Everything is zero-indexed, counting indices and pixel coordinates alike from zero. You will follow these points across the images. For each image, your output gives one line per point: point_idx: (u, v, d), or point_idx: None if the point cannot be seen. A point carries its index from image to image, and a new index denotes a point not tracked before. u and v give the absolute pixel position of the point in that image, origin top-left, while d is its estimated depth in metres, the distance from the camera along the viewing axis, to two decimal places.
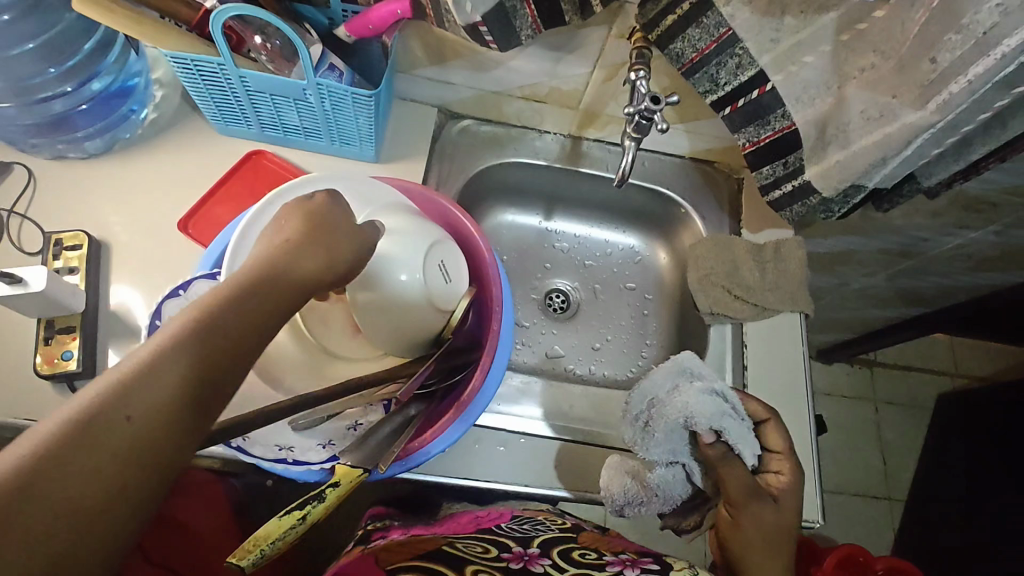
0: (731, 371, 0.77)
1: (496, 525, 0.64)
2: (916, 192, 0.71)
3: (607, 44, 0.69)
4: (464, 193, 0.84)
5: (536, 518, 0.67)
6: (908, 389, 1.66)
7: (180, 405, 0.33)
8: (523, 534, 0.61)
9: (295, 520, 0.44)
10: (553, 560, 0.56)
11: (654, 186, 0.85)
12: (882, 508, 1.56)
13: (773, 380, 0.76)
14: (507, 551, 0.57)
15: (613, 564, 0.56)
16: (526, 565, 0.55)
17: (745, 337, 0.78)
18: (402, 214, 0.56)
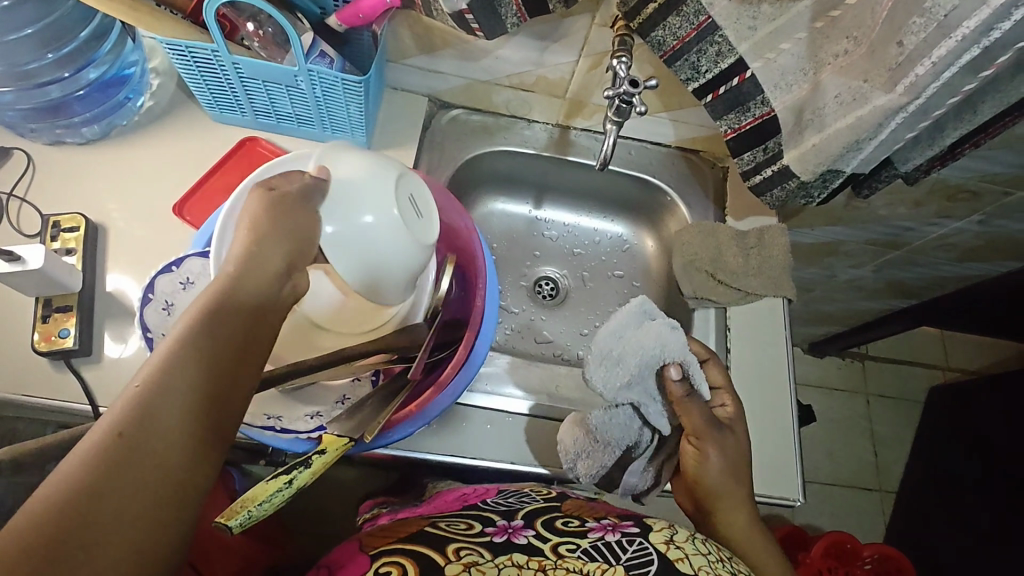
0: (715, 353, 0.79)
1: (483, 500, 0.65)
2: (894, 177, 0.73)
3: (591, 32, 0.71)
4: (455, 180, 0.86)
5: (522, 490, 0.68)
6: (899, 382, 1.67)
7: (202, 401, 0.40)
8: (509, 508, 0.62)
9: (282, 484, 0.45)
10: (536, 531, 0.57)
11: (640, 174, 0.87)
12: (874, 500, 1.57)
13: (755, 363, 0.78)
14: (491, 525, 0.58)
15: (595, 529, 0.57)
16: (509, 536, 0.56)
17: (728, 320, 0.80)
18: (357, 156, 0.55)
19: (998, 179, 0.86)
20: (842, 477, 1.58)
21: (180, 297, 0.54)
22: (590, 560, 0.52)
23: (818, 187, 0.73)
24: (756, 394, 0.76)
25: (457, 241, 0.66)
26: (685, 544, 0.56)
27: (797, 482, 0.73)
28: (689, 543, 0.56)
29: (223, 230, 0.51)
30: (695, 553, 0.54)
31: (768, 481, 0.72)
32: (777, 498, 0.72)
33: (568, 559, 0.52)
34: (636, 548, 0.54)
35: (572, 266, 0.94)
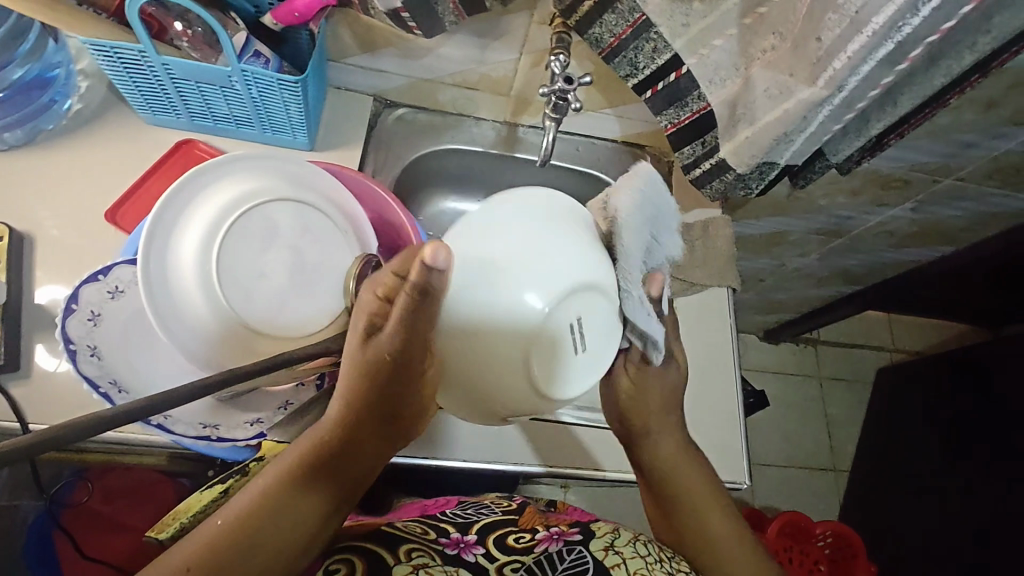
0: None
1: (440, 511, 0.65)
2: (826, 168, 0.76)
3: (531, 29, 0.72)
4: (403, 179, 0.86)
5: (482, 502, 0.68)
6: (850, 366, 1.74)
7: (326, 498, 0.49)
8: (465, 519, 0.62)
9: (216, 494, 0.48)
10: (486, 548, 0.57)
11: (589, 170, 0.88)
12: (829, 479, 1.63)
13: (703, 353, 0.80)
14: (444, 536, 0.58)
15: (543, 540, 0.58)
16: (460, 552, 0.57)
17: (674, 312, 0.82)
18: (242, 185, 0.55)
19: (926, 168, 0.91)
20: (799, 460, 1.64)
21: (109, 308, 0.52)
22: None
23: (756, 178, 0.75)
24: (703, 382, 0.78)
25: (399, 242, 0.66)
26: (625, 547, 0.59)
27: (743, 466, 0.75)
28: (629, 546, 0.59)
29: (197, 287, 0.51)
30: (632, 557, 0.57)
31: (715, 465, 0.74)
32: (724, 482, 0.74)
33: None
34: (574, 557, 0.56)
35: None
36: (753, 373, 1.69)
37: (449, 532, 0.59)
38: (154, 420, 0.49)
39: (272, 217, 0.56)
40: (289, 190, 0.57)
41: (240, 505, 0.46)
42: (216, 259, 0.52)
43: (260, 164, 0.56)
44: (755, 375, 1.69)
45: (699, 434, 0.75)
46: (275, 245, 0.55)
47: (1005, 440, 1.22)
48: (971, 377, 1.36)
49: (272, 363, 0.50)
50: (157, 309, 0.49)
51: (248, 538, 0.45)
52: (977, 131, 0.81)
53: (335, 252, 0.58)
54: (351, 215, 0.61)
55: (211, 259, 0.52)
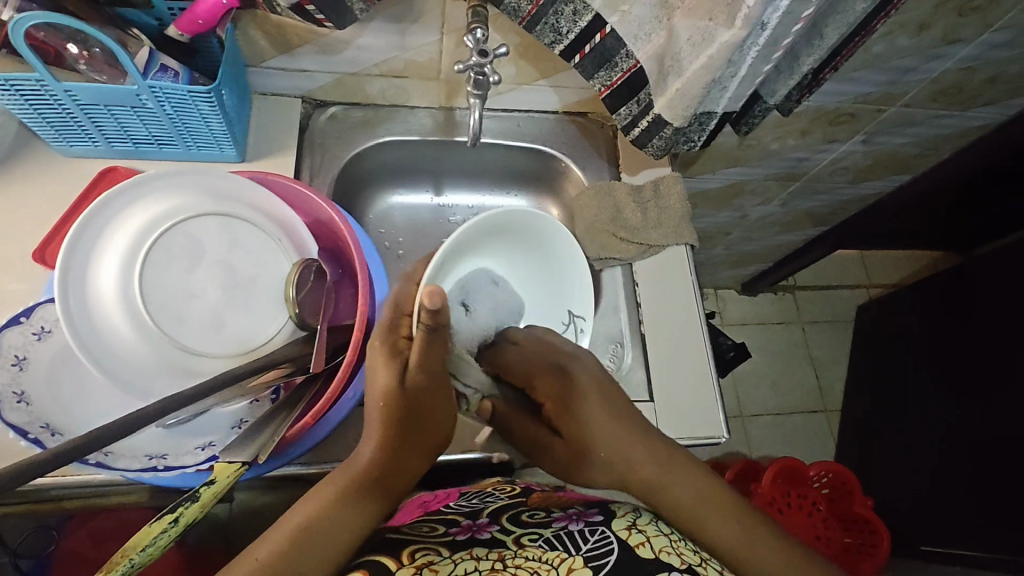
0: (627, 312, 0.79)
1: (445, 505, 0.66)
2: (766, 111, 0.75)
3: (447, 7, 0.70)
4: (343, 180, 0.83)
5: (485, 490, 0.69)
6: (830, 306, 1.75)
7: (366, 511, 0.48)
8: (473, 509, 0.63)
9: (167, 524, 0.44)
10: (501, 525, 0.57)
11: (533, 145, 0.87)
12: (822, 421, 1.65)
13: (667, 314, 0.79)
14: (455, 526, 0.58)
15: (560, 519, 0.57)
16: (473, 535, 0.56)
17: (635, 276, 0.81)
18: (156, 203, 0.53)
19: (870, 99, 0.90)
20: (791, 405, 1.65)
21: (35, 350, 0.50)
22: (551, 549, 0.52)
23: (696, 129, 0.74)
24: (671, 344, 0.77)
25: (335, 242, 0.64)
26: (648, 525, 0.55)
27: (721, 419, 0.74)
28: (651, 524, 0.56)
29: (126, 313, 0.49)
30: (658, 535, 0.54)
31: (691, 423, 0.74)
32: (703, 439, 0.73)
33: (529, 548, 0.53)
34: (597, 538, 0.54)
35: None
36: (735, 327, 1.69)
37: (460, 522, 0.59)
38: (93, 458, 0.48)
39: (198, 234, 0.54)
40: (212, 204, 0.55)
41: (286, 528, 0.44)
42: (139, 282, 0.50)
43: (176, 180, 0.54)
44: (738, 329, 1.69)
45: (673, 395, 0.75)
46: (204, 262, 0.54)
47: (987, 361, 1.23)
48: (947, 301, 1.38)
49: (220, 380, 0.49)
50: (86, 340, 0.48)
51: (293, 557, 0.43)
52: (914, 55, 0.81)
53: (271, 263, 0.57)
54: (283, 221, 0.58)
55: (138, 282, 0.50)
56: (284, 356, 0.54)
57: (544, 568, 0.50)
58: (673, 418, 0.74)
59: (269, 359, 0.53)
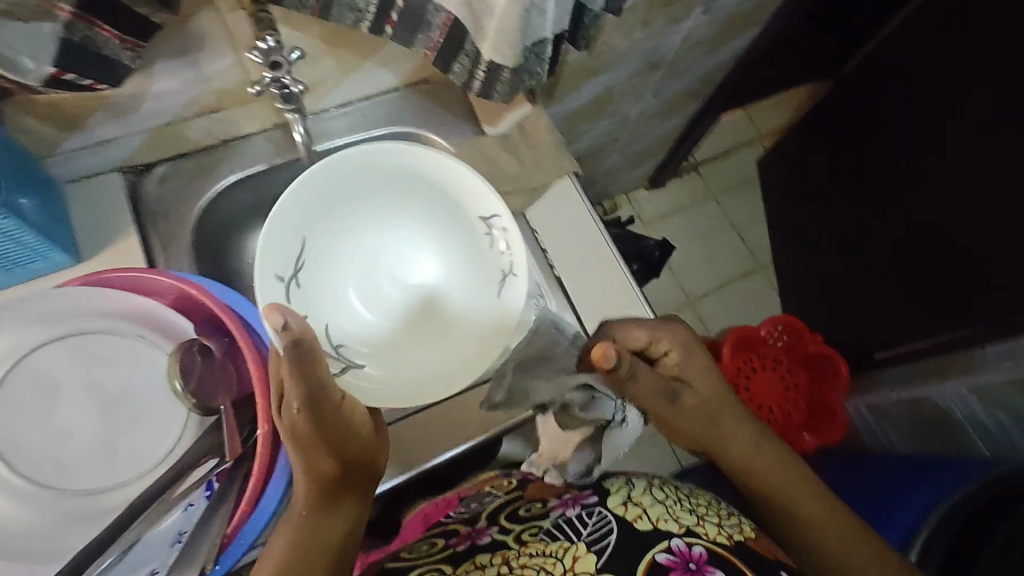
0: (537, 265, 0.77)
1: (445, 516, 0.68)
2: (596, 18, 0.73)
3: (228, 22, 0.63)
4: (204, 237, 0.77)
5: (482, 489, 0.70)
6: (734, 172, 1.80)
7: (333, 525, 0.51)
8: (472, 517, 0.66)
9: None
10: (500, 526, 0.62)
11: (382, 129, 0.82)
12: (759, 278, 1.73)
13: (576, 252, 0.78)
14: (454, 538, 0.63)
15: (557, 507, 0.62)
16: (474, 541, 0.61)
17: (533, 226, 0.79)
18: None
19: None
20: (728, 275, 1.72)
21: None
22: (552, 540, 0.56)
23: (536, 62, 0.71)
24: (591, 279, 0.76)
25: (216, 324, 0.57)
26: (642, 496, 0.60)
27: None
28: (646, 495, 0.60)
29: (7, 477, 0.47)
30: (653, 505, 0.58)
31: None
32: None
33: (532, 543, 0.56)
34: (595, 520, 0.58)
35: None
36: (657, 223, 1.73)
37: (459, 532, 0.64)
38: None
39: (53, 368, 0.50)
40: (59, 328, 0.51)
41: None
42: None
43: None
44: (660, 225, 1.73)
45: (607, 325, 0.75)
46: (66, 399, 0.50)
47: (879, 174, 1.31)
48: (831, 131, 1.44)
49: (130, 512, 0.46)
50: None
51: None
52: None
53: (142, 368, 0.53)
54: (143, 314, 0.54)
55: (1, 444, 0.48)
56: (196, 455, 0.51)
57: (550, 562, 0.53)
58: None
59: (179, 464, 0.50)
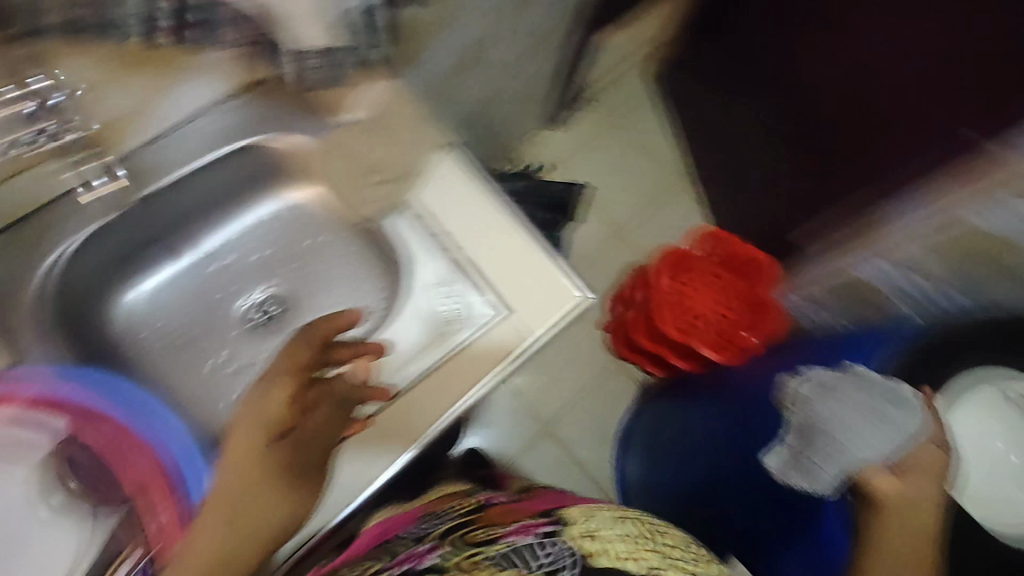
0: (430, 248, 0.72)
1: (395, 535, 0.65)
2: None
3: None
4: (66, 319, 0.69)
5: (438, 515, 0.69)
6: (637, 90, 1.70)
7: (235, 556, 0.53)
8: (419, 535, 0.63)
9: None
10: (446, 546, 0.56)
11: (219, 148, 0.71)
12: (683, 194, 1.64)
13: (464, 227, 0.72)
14: (394, 559, 0.57)
15: (509, 533, 0.56)
16: (412, 563, 0.54)
17: (418, 210, 0.73)
18: None
19: None
20: (652, 199, 1.63)
21: None
22: (501, 568, 0.49)
23: None
24: (492, 249, 0.71)
25: None
26: (601, 530, 0.56)
27: (572, 283, 0.70)
28: (605, 529, 0.56)
29: None
30: (616, 540, 0.54)
31: (547, 308, 0.69)
32: (567, 312, 0.69)
33: (481, 568, 0.50)
34: (548, 550, 0.51)
35: (262, 273, 0.83)
36: (571, 164, 1.64)
37: (401, 553, 0.57)
38: None
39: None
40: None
41: None
42: None
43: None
44: (575, 165, 1.64)
45: (515, 291, 0.70)
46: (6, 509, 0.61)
47: None
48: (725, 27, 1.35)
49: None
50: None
51: None
52: None
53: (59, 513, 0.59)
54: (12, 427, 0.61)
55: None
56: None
57: None
58: (529, 313, 0.69)
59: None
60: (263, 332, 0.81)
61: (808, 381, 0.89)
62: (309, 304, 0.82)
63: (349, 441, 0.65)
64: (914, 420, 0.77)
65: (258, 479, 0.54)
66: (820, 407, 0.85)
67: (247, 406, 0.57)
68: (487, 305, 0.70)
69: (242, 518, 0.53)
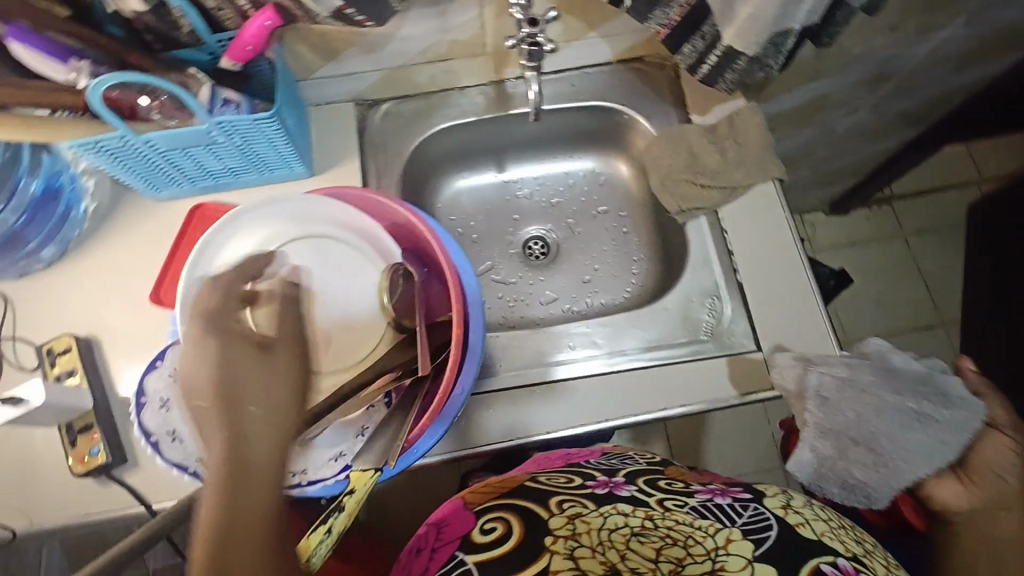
0: (718, 260, 0.75)
1: (584, 461, 0.68)
2: (850, 15, 0.67)
3: (492, 23, 0.73)
4: (409, 174, 0.83)
5: (624, 453, 0.71)
6: (934, 212, 1.58)
7: (239, 524, 0.34)
8: (610, 467, 0.65)
9: (324, 533, 0.47)
10: (638, 485, 0.60)
11: (586, 102, 0.82)
12: (941, 336, 1.50)
13: (758, 256, 0.74)
14: (591, 480, 0.62)
15: (702, 491, 0.60)
16: (612, 490, 0.60)
17: (721, 222, 0.76)
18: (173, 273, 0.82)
19: None
20: (905, 325, 1.51)
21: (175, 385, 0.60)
22: (702, 516, 0.56)
23: (772, 55, 0.67)
24: (775, 287, 0.73)
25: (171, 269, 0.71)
26: (803, 509, 0.59)
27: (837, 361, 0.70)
28: (808, 508, 0.59)
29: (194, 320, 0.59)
30: (815, 519, 0.57)
31: None
32: None
33: (678, 511, 0.56)
34: (751, 513, 0.57)
35: (546, 214, 0.91)
36: (830, 254, 1.57)
37: (596, 476, 0.63)
38: None
39: (295, 260, 0.60)
40: (299, 227, 0.61)
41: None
42: None
43: (265, 210, 0.60)
44: (833, 257, 1.56)
45: (777, 337, 0.71)
46: (304, 285, 0.60)
47: None
48: None
49: (313, 416, 0.52)
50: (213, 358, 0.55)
51: None
52: None
53: (361, 275, 0.61)
54: (369, 236, 0.62)
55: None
56: (381, 368, 0.58)
57: (700, 534, 0.53)
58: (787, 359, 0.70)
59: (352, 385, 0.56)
60: (527, 263, 0.89)
61: (826, 365, 0.65)
62: (573, 258, 0.89)
63: (570, 385, 0.71)
64: (968, 414, 0.65)
65: (240, 392, 0.38)
66: (847, 408, 0.65)
67: (208, 309, 0.42)
68: (744, 333, 0.72)
69: (266, 438, 0.37)
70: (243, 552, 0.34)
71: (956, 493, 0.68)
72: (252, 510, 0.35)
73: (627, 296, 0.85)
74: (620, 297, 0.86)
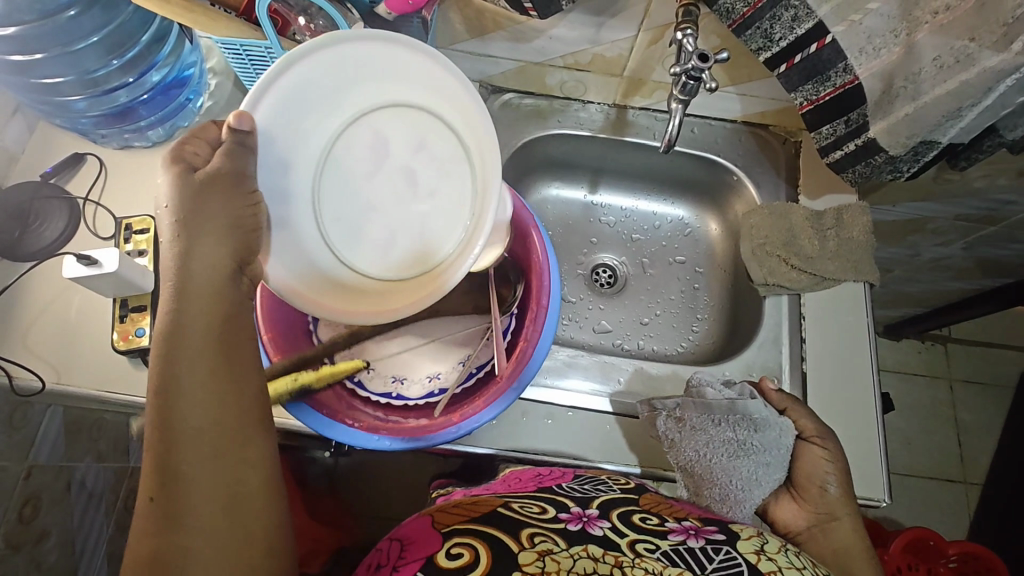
0: (788, 344, 0.74)
1: (557, 484, 0.61)
2: (998, 146, 0.65)
3: (641, 49, 0.73)
4: (509, 166, 0.83)
5: (597, 476, 0.64)
6: (987, 367, 1.53)
7: (205, 404, 0.40)
8: (583, 495, 0.59)
9: (291, 379, 0.56)
10: (612, 523, 0.54)
11: (701, 152, 0.82)
12: (958, 492, 1.44)
13: (830, 353, 0.73)
14: (564, 512, 0.55)
15: (677, 533, 0.54)
16: (584, 526, 0.53)
17: (802, 308, 0.75)
18: None
19: None
20: (925, 470, 1.46)
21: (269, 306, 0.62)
22: (671, 563, 0.49)
23: (908, 160, 0.67)
24: (834, 386, 0.71)
25: None
26: (777, 556, 0.52)
27: (881, 480, 0.67)
28: (782, 555, 0.52)
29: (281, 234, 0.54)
30: (789, 568, 0.51)
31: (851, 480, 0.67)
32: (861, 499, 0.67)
33: (647, 558, 0.49)
34: (724, 558, 0.50)
35: (625, 246, 0.91)
36: None
37: (568, 507, 0.56)
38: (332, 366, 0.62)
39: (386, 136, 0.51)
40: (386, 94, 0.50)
41: (161, 453, 0.39)
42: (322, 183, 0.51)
43: (350, 58, 0.47)
44: None
45: None
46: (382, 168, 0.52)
47: None
48: None
49: None
50: (275, 229, 0.49)
51: (186, 463, 0.39)
52: None
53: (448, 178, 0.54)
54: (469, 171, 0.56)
55: (328, 188, 0.51)
56: None
57: None
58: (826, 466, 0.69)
59: None
60: (593, 289, 0.88)
61: (668, 408, 0.65)
62: (638, 297, 0.88)
63: (611, 419, 0.70)
64: (775, 432, 0.63)
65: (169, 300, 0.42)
66: (690, 448, 0.63)
67: (181, 216, 0.42)
68: None
69: (198, 380, 0.41)
70: (198, 468, 0.39)
71: (791, 511, 0.65)
72: (199, 399, 0.40)
73: (679, 350, 0.84)
74: (672, 349, 0.84)
